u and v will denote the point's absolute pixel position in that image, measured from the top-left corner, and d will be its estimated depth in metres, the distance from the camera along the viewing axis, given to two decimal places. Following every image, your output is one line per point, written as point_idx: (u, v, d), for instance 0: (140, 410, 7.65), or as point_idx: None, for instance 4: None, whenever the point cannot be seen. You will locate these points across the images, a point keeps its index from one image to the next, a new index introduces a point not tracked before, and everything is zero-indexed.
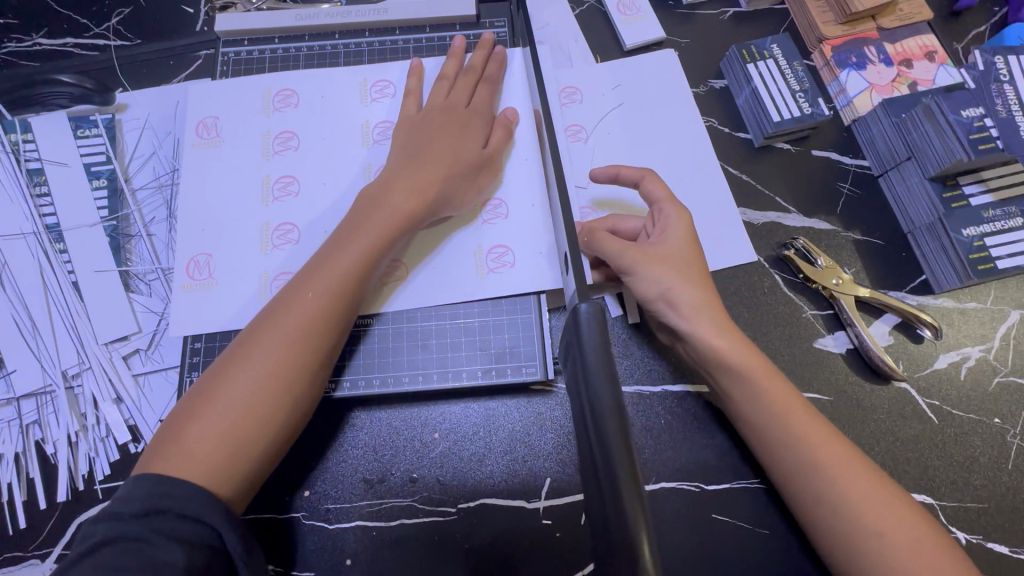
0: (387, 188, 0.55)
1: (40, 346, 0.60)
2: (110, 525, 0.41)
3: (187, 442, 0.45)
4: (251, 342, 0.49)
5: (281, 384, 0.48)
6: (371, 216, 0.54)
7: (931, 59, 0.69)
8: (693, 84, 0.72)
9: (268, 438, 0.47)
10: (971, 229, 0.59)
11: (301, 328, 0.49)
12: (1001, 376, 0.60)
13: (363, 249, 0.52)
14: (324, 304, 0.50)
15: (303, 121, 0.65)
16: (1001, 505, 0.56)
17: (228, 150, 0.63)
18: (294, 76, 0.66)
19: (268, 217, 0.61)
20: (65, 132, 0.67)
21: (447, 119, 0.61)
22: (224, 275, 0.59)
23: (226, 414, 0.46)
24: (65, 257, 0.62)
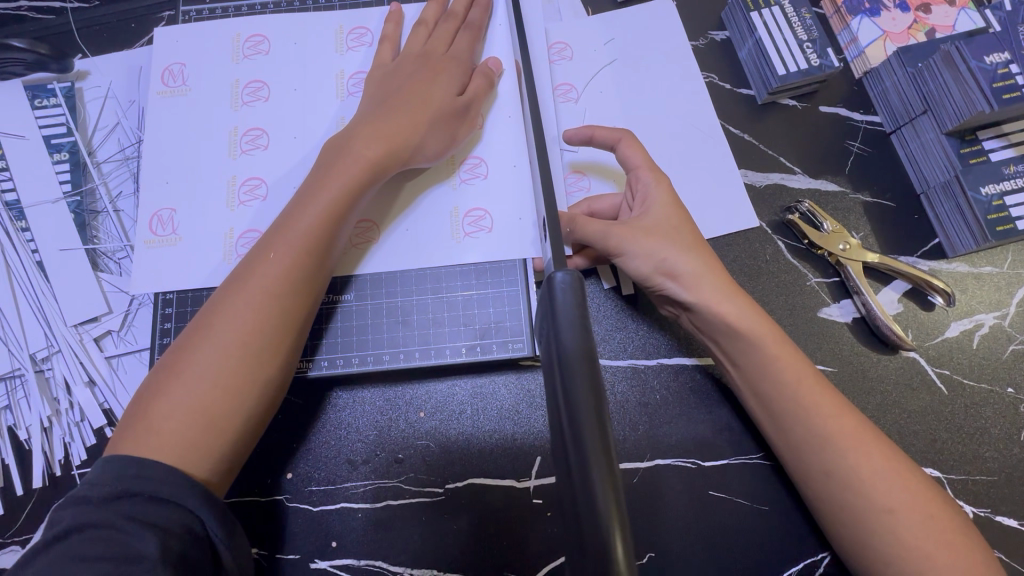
0: (351, 139, 0.52)
1: (6, 329, 0.57)
2: (77, 511, 0.39)
3: (156, 419, 0.43)
4: (217, 310, 0.46)
5: (251, 349, 0.45)
6: (338, 168, 0.50)
7: (952, 3, 0.63)
8: (692, 37, 0.67)
9: (244, 410, 0.45)
10: (990, 187, 0.55)
11: (268, 291, 0.46)
12: (1016, 345, 0.56)
13: (329, 204, 0.49)
14: (290, 264, 0.47)
15: (273, 71, 0.60)
16: (1012, 478, 0.53)
17: (194, 102, 0.59)
18: (264, 20, 0.62)
19: (233, 173, 0.57)
20: (22, 104, 0.63)
21: (421, 67, 0.57)
22: (187, 233, 0.56)
23: (194, 386, 0.44)
24: (27, 235, 0.59)
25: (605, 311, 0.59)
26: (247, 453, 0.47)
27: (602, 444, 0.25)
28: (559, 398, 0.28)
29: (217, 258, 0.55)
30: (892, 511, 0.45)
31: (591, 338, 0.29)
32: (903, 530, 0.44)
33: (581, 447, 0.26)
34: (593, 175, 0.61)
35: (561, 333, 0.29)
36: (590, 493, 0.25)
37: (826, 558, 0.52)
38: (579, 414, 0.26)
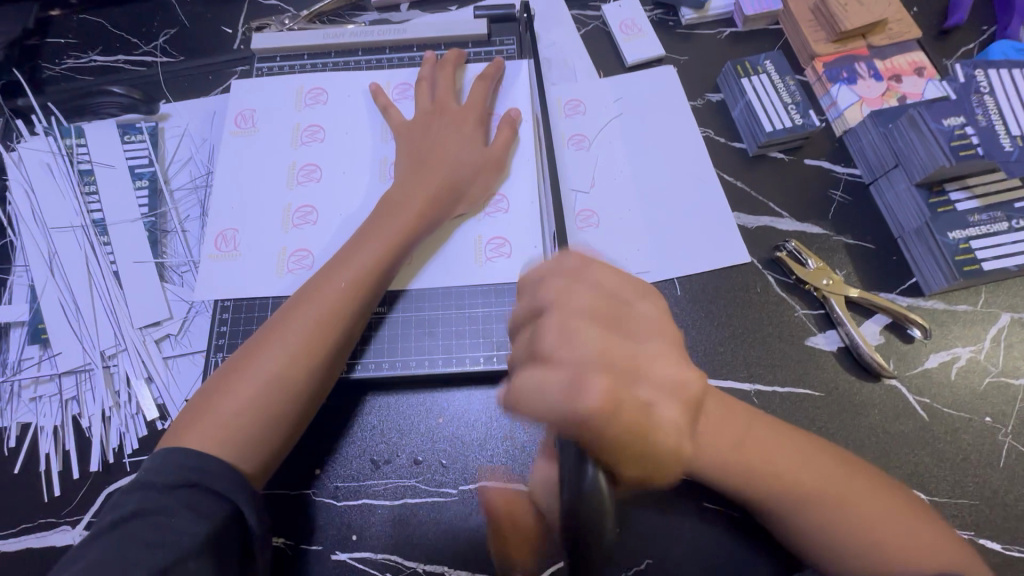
0: (406, 190, 0.62)
1: (82, 328, 0.65)
2: (143, 497, 0.44)
3: (219, 411, 0.50)
4: (279, 324, 0.54)
5: (308, 357, 0.53)
6: (399, 214, 0.60)
7: (920, 74, 0.73)
8: (690, 97, 0.76)
9: (292, 414, 0.52)
10: (957, 232, 0.61)
11: (326, 312, 0.54)
12: (992, 377, 0.61)
13: (389, 242, 0.59)
14: (351, 290, 0.56)
15: (327, 120, 0.70)
16: (993, 503, 0.57)
17: (262, 140, 0.70)
18: (324, 76, 0.73)
19: (292, 199, 0.66)
20: (113, 138, 0.73)
21: (458, 124, 0.67)
22: (250, 247, 0.65)
23: (256, 384, 0.51)
24: (109, 249, 0.68)
25: None
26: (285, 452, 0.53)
27: None
28: None
29: (271, 272, 0.63)
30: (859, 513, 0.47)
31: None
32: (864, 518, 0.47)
33: None
34: (601, 213, 0.69)
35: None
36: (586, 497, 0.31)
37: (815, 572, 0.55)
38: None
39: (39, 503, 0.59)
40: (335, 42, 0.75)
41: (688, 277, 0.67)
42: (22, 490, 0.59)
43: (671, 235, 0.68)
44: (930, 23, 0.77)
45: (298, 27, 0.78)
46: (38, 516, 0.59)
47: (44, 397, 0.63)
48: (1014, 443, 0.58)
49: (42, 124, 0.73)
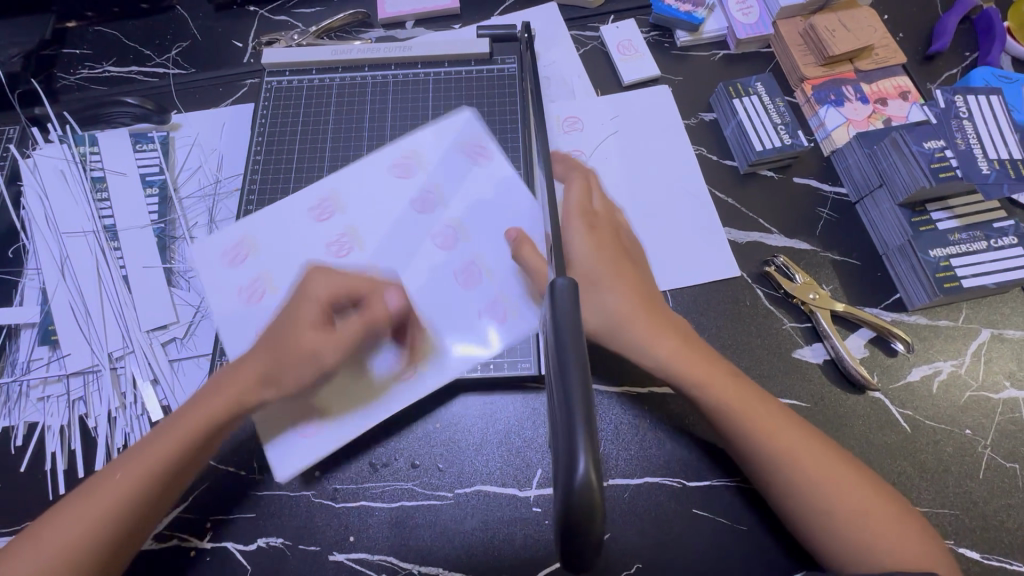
0: (245, 359, 0.58)
1: (90, 330, 0.67)
2: None
3: (28, 556, 0.49)
4: (114, 467, 0.53)
5: (125, 510, 0.51)
6: (248, 362, 0.58)
7: (905, 98, 0.76)
8: (684, 116, 0.79)
9: (95, 554, 0.50)
10: (938, 250, 0.63)
11: (154, 456, 0.53)
12: (972, 391, 0.63)
13: (232, 397, 0.56)
14: (156, 467, 0.53)
15: (379, 186, 0.69)
16: (973, 513, 0.58)
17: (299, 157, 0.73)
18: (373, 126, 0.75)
19: (295, 231, 0.67)
20: (126, 147, 0.76)
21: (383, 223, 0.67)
22: (247, 235, 0.67)
23: (63, 537, 0.50)
24: (118, 253, 0.70)
25: None
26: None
27: (587, 411, 0.31)
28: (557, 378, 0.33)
29: (244, 265, 0.66)
30: (798, 443, 0.54)
31: (585, 343, 0.35)
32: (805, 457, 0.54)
33: (569, 412, 0.31)
34: None
35: (561, 336, 0.35)
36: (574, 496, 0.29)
37: None
38: (577, 425, 0.30)
39: (44, 500, 0.60)
40: (342, 57, 0.78)
41: (680, 290, 0.69)
42: (28, 487, 0.61)
43: (664, 247, 0.70)
44: (915, 49, 0.80)
45: (307, 43, 0.81)
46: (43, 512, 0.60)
47: (52, 397, 0.65)
48: (994, 455, 0.60)
49: (57, 132, 0.75)
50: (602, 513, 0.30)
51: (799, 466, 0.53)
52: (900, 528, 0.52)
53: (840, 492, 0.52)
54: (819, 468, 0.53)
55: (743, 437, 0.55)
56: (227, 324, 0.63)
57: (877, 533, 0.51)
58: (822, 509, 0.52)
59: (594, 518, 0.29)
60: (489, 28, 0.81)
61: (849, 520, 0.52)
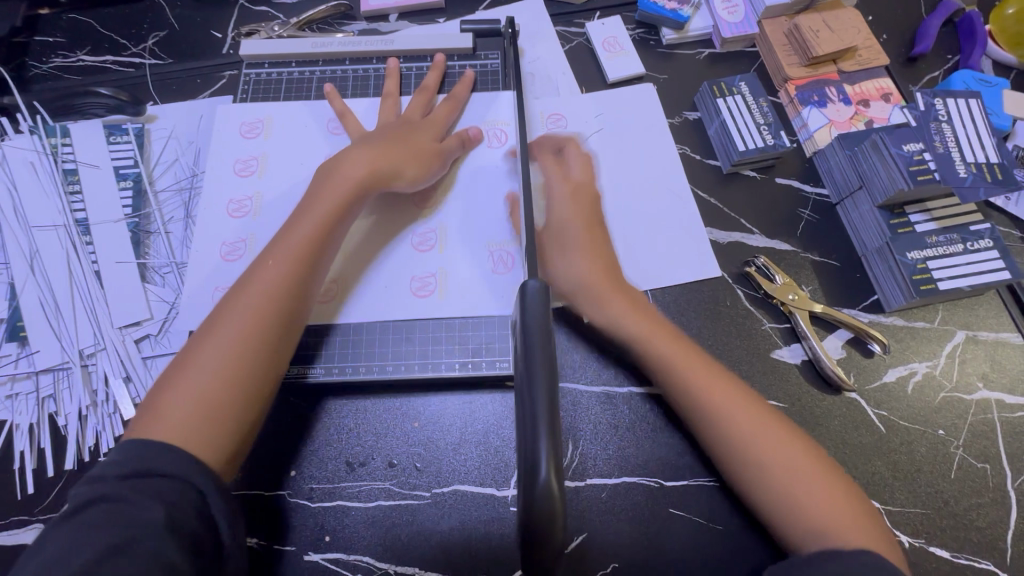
0: (340, 163, 0.64)
1: (61, 327, 0.66)
2: (93, 489, 0.45)
3: (165, 412, 0.49)
4: (226, 311, 0.55)
5: (253, 334, 0.53)
6: (335, 178, 0.63)
7: (887, 100, 0.76)
8: (669, 115, 0.79)
9: (249, 382, 0.52)
10: (915, 252, 0.64)
11: (269, 288, 0.56)
12: (946, 392, 0.64)
13: (315, 228, 0.60)
14: (266, 293, 0.55)
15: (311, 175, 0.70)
16: (944, 512, 0.59)
17: (236, 147, 0.72)
18: (285, 107, 0.75)
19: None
20: (99, 139, 0.74)
21: (404, 129, 0.70)
22: (259, 195, 0.70)
23: (196, 380, 0.51)
24: (90, 248, 0.69)
25: (585, 342, 0.67)
26: (251, 432, 0.53)
27: (550, 421, 0.31)
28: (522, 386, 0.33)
29: (243, 220, 0.69)
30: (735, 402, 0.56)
31: (553, 348, 0.35)
32: (736, 417, 0.55)
33: (534, 420, 0.31)
34: None
35: (529, 342, 0.35)
36: (536, 488, 0.29)
37: None
38: (540, 440, 0.30)
39: (12, 501, 0.59)
40: (323, 50, 0.76)
41: (661, 290, 0.69)
42: None
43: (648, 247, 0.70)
44: (898, 51, 0.81)
45: (288, 34, 0.80)
46: (10, 513, 0.59)
47: (21, 395, 0.63)
48: (966, 455, 0.61)
49: (27, 122, 0.73)
50: (562, 520, 0.30)
51: (726, 426, 0.55)
52: (846, 504, 0.51)
53: (767, 452, 0.53)
54: (749, 426, 0.55)
55: (698, 407, 0.57)
56: (201, 267, 0.67)
57: (809, 498, 0.51)
58: (748, 461, 0.54)
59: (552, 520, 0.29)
60: (473, 23, 0.80)
61: (782, 482, 0.52)
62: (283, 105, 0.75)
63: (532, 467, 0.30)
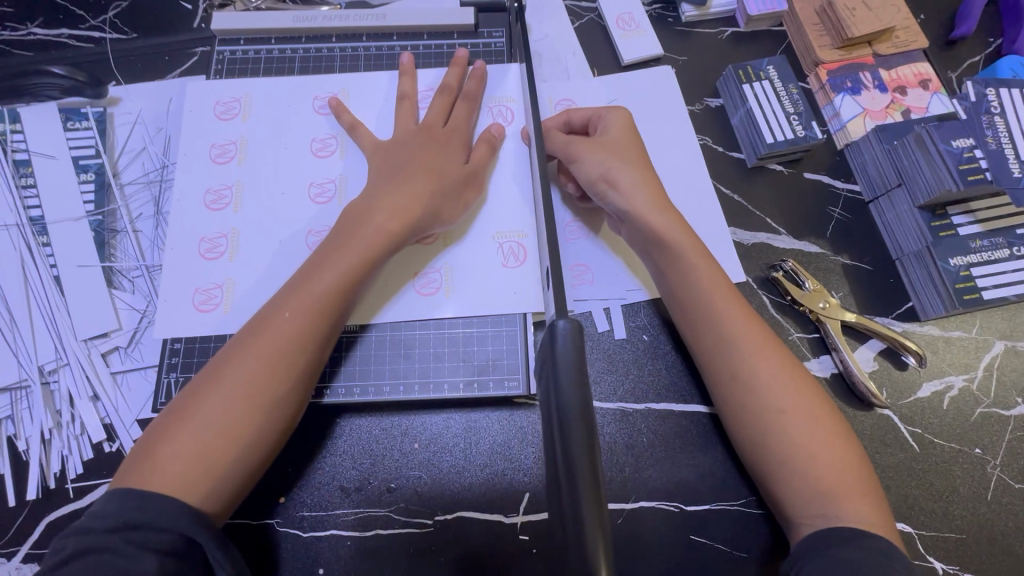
0: (372, 207, 0.55)
1: (17, 341, 0.59)
2: (80, 538, 0.41)
3: (159, 459, 0.44)
4: (232, 358, 0.48)
5: (263, 393, 0.47)
6: (366, 221, 0.54)
7: (925, 87, 0.70)
8: (688, 102, 0.72)
9: (245, 453, 0.46)
10: (958, 258, 0.59)
11: (278, 346, 0.49)
12: (983, 407, 0.60)
13: (342, 273, 0.52)
14: (281, 346, 0.49)
15: (294, 163, 0.62)
16: (980, 536, 0.56)
17: (214, 126, 0.64)
18: (258, 82, 0.65)
19: (285, 206, 0.61)
20: (54, 124, 0.66)
21: (427, 136, 0.60)
22: (240, 185, 0.61)
23: (198, 430, 0.45)
24: (47, 250, 0.62)
25: (598, 353, 0.62)
26: (246, 490, 0.48)
27: (594, 495, 0.28)
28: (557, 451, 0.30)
29: (222, 213, 0.60)
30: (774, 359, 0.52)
31: (590, 402, 0.31)
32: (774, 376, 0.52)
33: (575, 496, 0.28)
34: (591, 227, 0.65)
35: (563, 395, 0.31)
36: (574, 472, 0.29)
37: None
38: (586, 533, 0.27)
39: None
40: (306, 26, 0.68)
41: None
42: None
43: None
44: (936, 33, 0.74)
45: (267, 7, 0.71)
46: None
47: None
48: (1004, 475, 0.58)
49: None
50: None
51: (759, 382, 0.52)
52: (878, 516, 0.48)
53: (796, 413, 0.51)
54: (783, 386, 0.51)
55: (742, 373, 0.52)
56: (176, 266, 0.58)
57: (830, 469, 0.49)
58: (785, 445, 0.50)
59: (593, 517, 0.27)
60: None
61: (806, 454, 0.49)
62: (262, 80, 0.66)
63: (567, 433, 0.30)
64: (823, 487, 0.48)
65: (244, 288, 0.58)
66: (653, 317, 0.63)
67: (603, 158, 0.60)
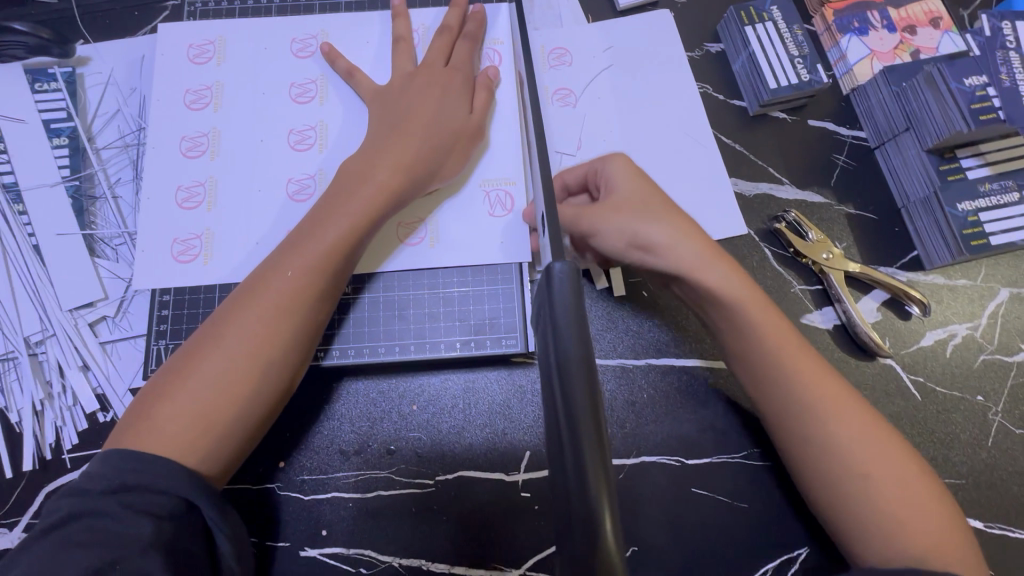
0: (371, 159, 0.53)
1: (1, 312, 0.57)
2: (74, 501, 0.40)
3: (157, 419, 0.43)
4: (232, 316, 0.47)
5: (263, 352, 0.46)
6: (365, 175, 0.52)
7: (936, 25, 0.66)
8: (688, 48, 0.69)
9: (247, 412, 0.45)
10: (967, 203, 0.57)
11: (279, 304, 0.47)
12: (986, 354, 0.59)
13: (342, 230, 0.50)
14: (282, 304, 0.47)
15: (272, 109, 0.60)
16: (979, 481, 0.56)
17: (189, 71, 0.61)
18: (232, 25, 0.62)
19: (263, 155, 0.58)
20: (21, 87, 0.63)
21: (425, 81, 0.57)
22: (216, 131, 0.59)
23: (197, 391, 0.44)
24: (24, 219, 0.59)
25: (597, 310, 0.60)
26: (247, 450, 0.47)
27: (598, 452, 0.26)
28: (558, 407, 0.28)
29: (198, 161, 0.58)
30: (835, 396, 0.49)
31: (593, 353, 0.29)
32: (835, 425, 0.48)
33: (578, 456, 0.26)
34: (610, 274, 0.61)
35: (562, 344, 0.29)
36: (575, 419, 0.27)
37: (802, 554, 0.54)
38: (593, 496, 0.25)
39: None
40: None
41: None
42: None
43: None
44: None
45: None
46: None
47: None
48: (1004, 421, 0.57)
49: None
50: None
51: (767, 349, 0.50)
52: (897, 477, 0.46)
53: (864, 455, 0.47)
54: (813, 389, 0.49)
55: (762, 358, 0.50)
56: (153, 220, 0.56)
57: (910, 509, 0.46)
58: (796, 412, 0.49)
59: (595, 457, 0.26)
60: None
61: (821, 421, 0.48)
62: (238, 22, 0.62)
63: (569, 385, 0.27)
64: (899, 519, 0.45)
65: (223, 238, 0.56)
66: None
67: (632, 212, 0.52)
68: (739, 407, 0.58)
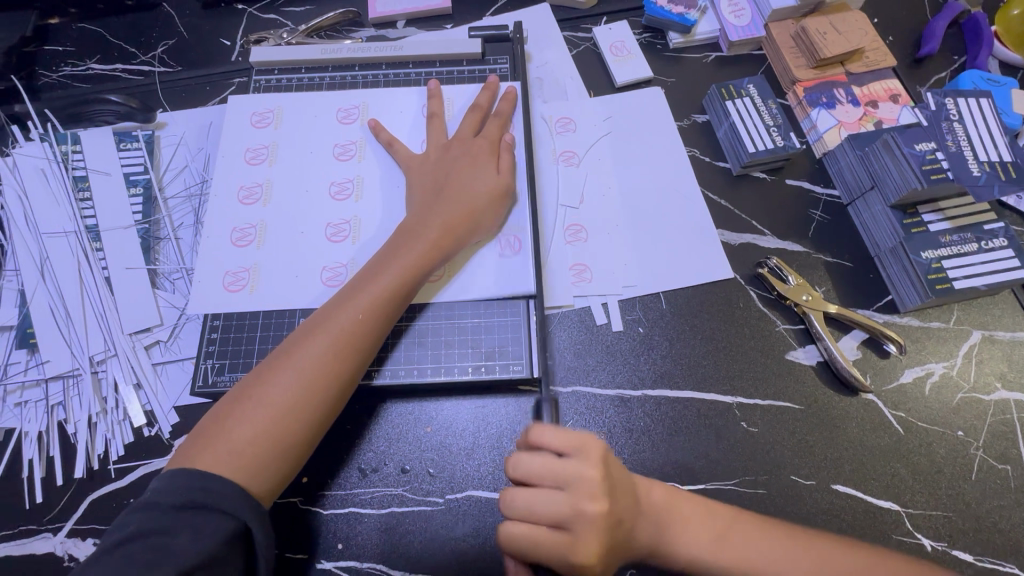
0: (422, 221, 0.62)
1: (71, 334, 0.65)
2: (143, 517, 0.44)
3: (228, 437, 0.49)
4: (297, 347, 0.54)
5: (325, 380, 0.52)
6: (418, 233, 0.61)
7: (895, 100, 0.76)
8: (677, 118, 0.79)
9: (301, 436, 0.51)
10: (930, 252, 0.64)
11: (339, 339, 0.54)
12: (964, 392, 0.63)
13: (397, 277, 0.58)
14: (343, 339, 0.54)
15: (318, 166, 0.70)
16: (965, 515, 0.58)
17: (249, 134, 0.72)
18: (287, 97, 0.74)
19: (308, 203, 0.68)
20: (108, 145, 0.74)
21: (461, 151, 0.68)
22: (269, 183, 0.69)
23: (264, 413, 0.50)
24: (100, 255, 0.69)
25: (598, 342, 0.66)
26: (296, 470, 0.52)
27: None
28: None
29: (252, 207, 0.68)
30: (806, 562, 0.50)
31: None
32: None
33: None
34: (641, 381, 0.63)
35: None
36: None
37: None
38: None
39: (19, 510, 0.59)
40: (332, 56, 0.76)
41: (673, 290, 0.69)
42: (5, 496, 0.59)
43: (643, 262, 0.70)
44: (905, 53, 0.81)
45: (298, 42, 0.80)
46: (17, 523, 0.58)
47: (30, 402, 0.63)
48: (986, 455, 0.60)
49: (38, 130, 0.74)
50: None
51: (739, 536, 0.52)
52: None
53: None
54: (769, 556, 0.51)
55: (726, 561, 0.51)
56: (209, 256, 0.65)
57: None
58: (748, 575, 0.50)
59: None
60: (481, 30, 0.80)
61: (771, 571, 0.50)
62: (293, 95, 0.74)
63: None
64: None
65: (267, 271, 0.64)
66: (647, 311, 0.68)
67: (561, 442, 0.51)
68: (730, 436, 0.61)
